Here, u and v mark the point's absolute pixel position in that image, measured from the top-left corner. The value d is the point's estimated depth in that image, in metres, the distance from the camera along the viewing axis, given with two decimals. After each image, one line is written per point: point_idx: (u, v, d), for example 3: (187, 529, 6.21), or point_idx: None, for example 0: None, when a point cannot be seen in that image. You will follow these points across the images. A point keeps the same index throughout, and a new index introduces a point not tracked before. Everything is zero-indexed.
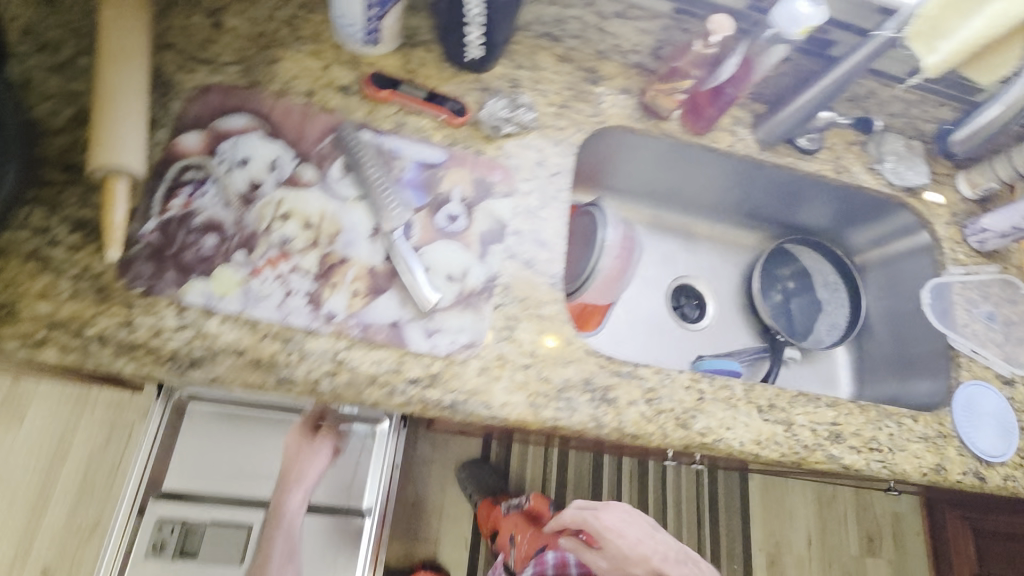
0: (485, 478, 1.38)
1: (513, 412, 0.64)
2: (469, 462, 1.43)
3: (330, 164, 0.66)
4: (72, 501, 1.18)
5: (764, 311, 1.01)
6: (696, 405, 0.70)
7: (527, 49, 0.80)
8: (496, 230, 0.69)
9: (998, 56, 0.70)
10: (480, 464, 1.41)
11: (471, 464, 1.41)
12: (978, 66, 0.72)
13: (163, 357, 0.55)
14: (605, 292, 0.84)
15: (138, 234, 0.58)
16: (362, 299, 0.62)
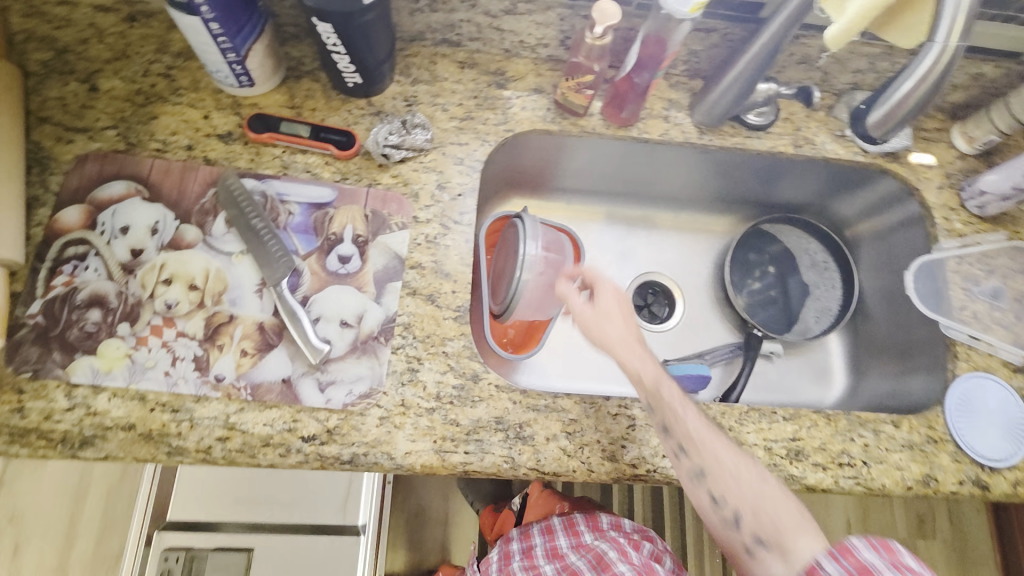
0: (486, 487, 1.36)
1: (418, 460, 0.60)
2: None
3: (212, 219, 0.64)
4: (97, 535, 1.19)
5: (738, 303, 0.90)
6: (627, 433, 0.64)
7: (426, 58, 0.73)
8: (394, 266, 0.66)
9: (915, 14, 0.54)
10: None
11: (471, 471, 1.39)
12: (895, 28, 0.56)
13: (55, 440, 0.56)
14: (545, 308, 0.78)
15: (23, 317, 0.58)
16: (251, 358, 0.61)
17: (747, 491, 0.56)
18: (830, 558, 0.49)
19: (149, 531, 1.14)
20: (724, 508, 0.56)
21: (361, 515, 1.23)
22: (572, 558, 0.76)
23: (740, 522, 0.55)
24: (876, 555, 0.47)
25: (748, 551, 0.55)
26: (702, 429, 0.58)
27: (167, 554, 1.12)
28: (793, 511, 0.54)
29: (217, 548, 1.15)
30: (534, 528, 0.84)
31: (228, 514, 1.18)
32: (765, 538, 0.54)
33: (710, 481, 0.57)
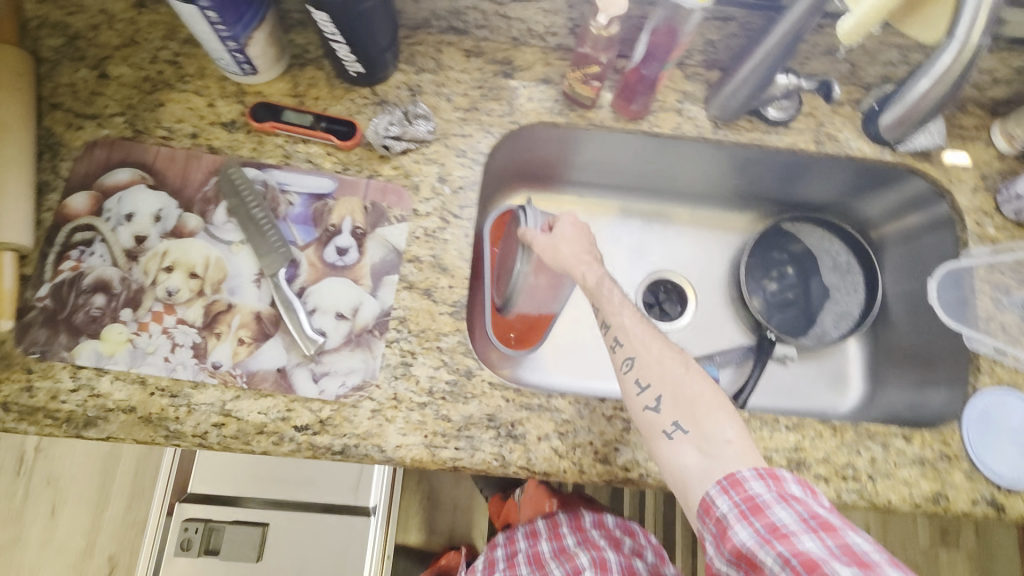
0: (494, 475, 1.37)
1: (408, 454, 0.60)
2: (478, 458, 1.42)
3: (214, 208, 0.65)
4: (126, 503, 1.24)
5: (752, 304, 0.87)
6: (620, 436, 0.63)
7: (432, 47, 0.72)
8: (391, 259, 0.65)
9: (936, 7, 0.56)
10: None
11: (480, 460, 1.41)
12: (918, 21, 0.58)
13: (61, 419, 0.58)
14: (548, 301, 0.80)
15: (32, 299, 0.60)
16: (248, 347, 0.62)
17: (673, 377, 0.54)
18: (720, 491, 0.48)
19: (172, 502, 1.18)
20: (647, 394, 0.54)
21: (372, 497, 1.26)
22: (552, 566, 0.75)
23: (659, 406, 0.53)
24: (764, 485, 0.47)
25: (665, 436, 0.52)
26: (640, 321, 0.59)
27: (187, 524, 1.17)
28: (711, 396, 0.52)
29: (234, 522, 1.19)
30: (519, 533, 0.85)
31: (243, 490, 1.21)
32: (682, 421, 0.52)
33: (637, 368, 0.56)
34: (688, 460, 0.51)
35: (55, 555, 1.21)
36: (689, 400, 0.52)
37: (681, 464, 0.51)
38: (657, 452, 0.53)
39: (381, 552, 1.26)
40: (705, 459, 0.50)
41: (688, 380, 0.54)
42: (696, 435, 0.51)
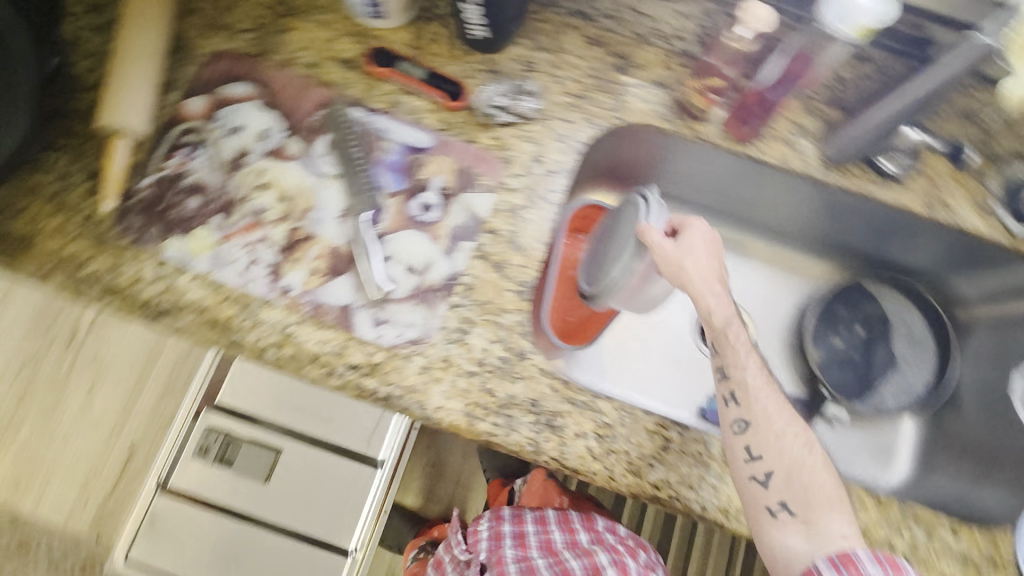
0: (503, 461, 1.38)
1: (447, 417, 0.61)
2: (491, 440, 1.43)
3: (317, 139, 0.67)
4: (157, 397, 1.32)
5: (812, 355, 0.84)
6: (657, 453, 0.61)
7: (556, 27, 0.71)
8: (470, 226, 0.65)
9: None
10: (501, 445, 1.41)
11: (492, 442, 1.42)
12: None
13: (137, 304, 0.61)
14: (639, 306, 0.79)
15: (136, 188, 0.64)
16: (320, 278, 0.63)
17: (790, 457, 0.59)
18: (830, 564, 0.54)
19: (201, 407, 1.24)
20: (758, 466, 0.59)
21: (382, 452, 1.26)
22: (567, 558, 0.75)
23: (771, 484, 0.58)
24: (880, 570, 0.53)
25: (771, 514, 0.57)
26: (760, 384, 0.62)
27: (209, 432, 1.23)
28: (826, 489, 0.58)
29: (250, 442, 1.25)
30: (526, 515, 0.82)
31: (266, 412, 1.25)
32: (793, 505, 0.57)
33: (752, 436, 0.60)
34: (791, 541, 0.57)
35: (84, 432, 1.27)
36: (800, 483, 0.58)
37: (785, 546, 0.57)
38: (760, 527, 0.58)
39: (379, 507, 1.25)
40: (809, 543, 0.56)
41: (804, 464, 0.59)
42: (802, 519, 0.57)
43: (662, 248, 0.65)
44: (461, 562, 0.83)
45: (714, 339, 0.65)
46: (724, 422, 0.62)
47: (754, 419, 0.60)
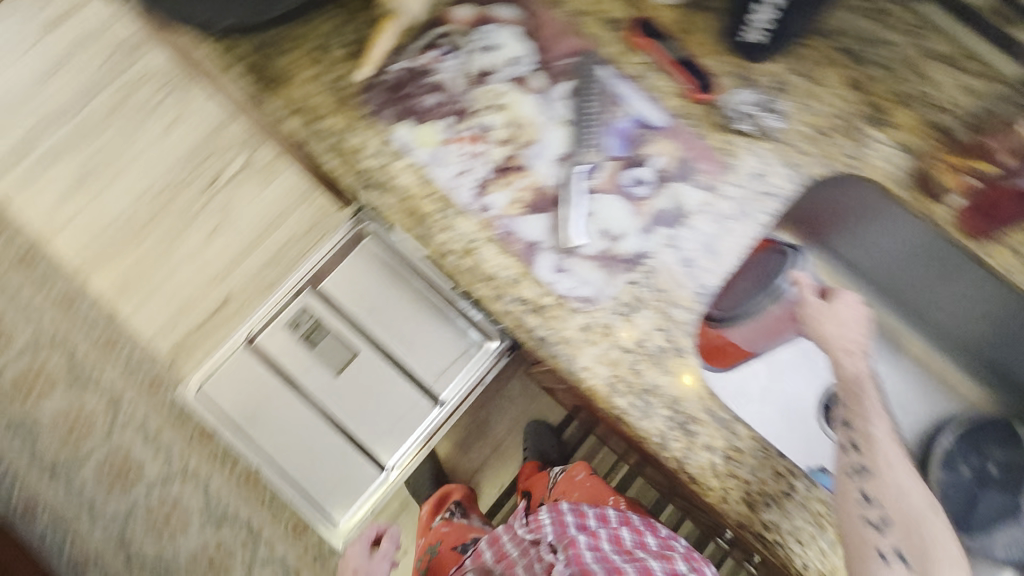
0: (546, 446, 1.38)
1: (590, 380, 0.62)
2: (541, 422, 1.44)
3: (559, 82, 0.67)
4: (264, 262, 1.47)
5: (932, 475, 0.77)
6: (777, 495, 0.60)
7: (820, 55, 0.68)
8: (674, 214, 0.65)
9: None
10: (549, 431, 1.41)
11: (541, 425, 1.43)
12: None
13: (354, 169, 0.65)
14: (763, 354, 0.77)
15: (387, 68, 0.67)
16: (520, 208, 0.64)
17: (905, 509, 0.58)
18: None
19: (303, 287, 1.30)
20: (874, 509, 0.58)
21: (446, 391, 1.27)
22: (639, 554, 0.79)
23: (886, 530, 0.57)
24: None
25: (881, 559, 0.56)
26: (885, 439, 0.62)
27: (304, 310, 1.29)
28: (942, 551, 0.57)
29: (335, 334, 1.29)
30: (588, 511, 0.87)
31: (357, 315, 1.30)
32: (908, 556, 0.56)
33: (869, 480, 0.59)
34: None
35: (198, 267, 1.47)
36: (915, 537, 0.57)
37: None
38: (864, 567, 0.56)
39: (425, 441, 1.28)
40: None
41: (919, 518, 0.58)
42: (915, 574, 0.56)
43: (811, 305, 0.76)
44: (527, 543, 0.84)
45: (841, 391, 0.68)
46: (841, 464, 0.61)
47: (871, 464, 0.60)
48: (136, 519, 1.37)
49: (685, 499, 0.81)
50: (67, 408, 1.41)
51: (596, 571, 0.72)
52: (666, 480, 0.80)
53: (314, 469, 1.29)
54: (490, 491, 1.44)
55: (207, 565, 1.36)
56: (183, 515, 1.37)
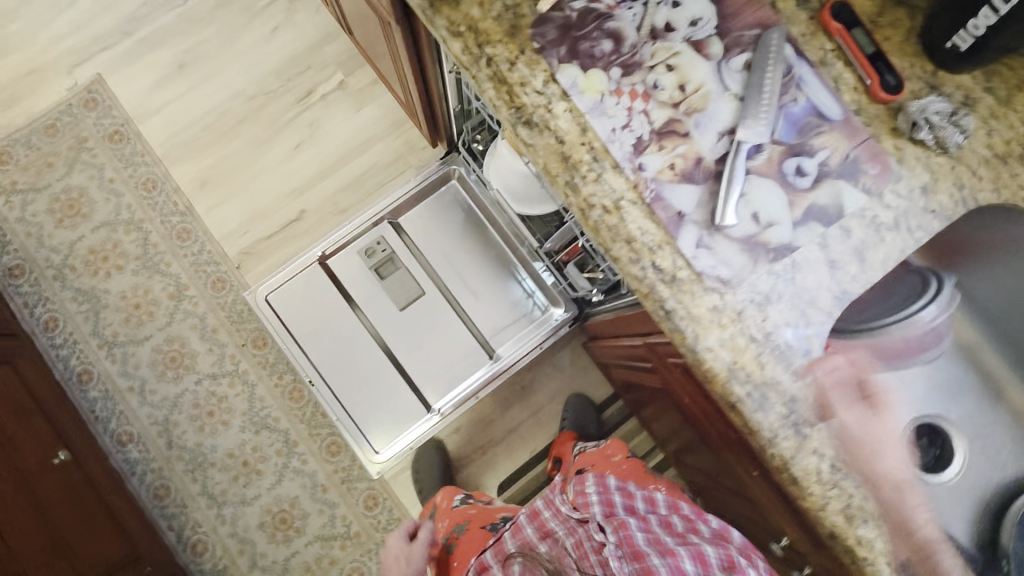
0: (586, 421, 1.39)
1: (710, 362, 0.60)
2: (584, 396, 1.45)
3: (737, 53, 0.64)
4: (343, 186, 1.47)
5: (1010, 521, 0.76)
6: (876, 514, 0.59)
7: (1019, 79, 0.64)
8: (830, 212, 0.62)
9: None
10: (591, 407, 1.43)
11: (584, 399, 1.44)
12: None
13: (514, 104, 0.63)
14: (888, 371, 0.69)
15: (566, 5, 0.64)
16: (673, 175, 0.62)
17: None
18: None
19: (381, 217, 1.31)
20: None
21: (503, 348, 1.29)
22: (692, 538, 0.75)
23: None
24: None
25: None
26: None
27: (379, 240, 1.31)
28: None
29: (406, 270, 1.30)
30: (636, 493, 0.81)
31: (430, 256, 1.31)
32: None
33: None
34: None
35: (279, 177, 1.48)
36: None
37: None
38: None
39: (473, 393, 1.28)
40: None
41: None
42: None
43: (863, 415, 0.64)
44: (573, 521, 0.77)
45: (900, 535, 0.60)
46: None
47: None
48: (181, 408, 1.41)
49: (756, 492, 0.83)
50: (131, 289, 1.44)
51: (650, 554, 0.69)
52: (745, 472, 0.81)
53: (357, 396, 1.28)
54: (520, 454, 1.45)
55: (240, 465, 1.40)
56: (225, 414, 1.41)
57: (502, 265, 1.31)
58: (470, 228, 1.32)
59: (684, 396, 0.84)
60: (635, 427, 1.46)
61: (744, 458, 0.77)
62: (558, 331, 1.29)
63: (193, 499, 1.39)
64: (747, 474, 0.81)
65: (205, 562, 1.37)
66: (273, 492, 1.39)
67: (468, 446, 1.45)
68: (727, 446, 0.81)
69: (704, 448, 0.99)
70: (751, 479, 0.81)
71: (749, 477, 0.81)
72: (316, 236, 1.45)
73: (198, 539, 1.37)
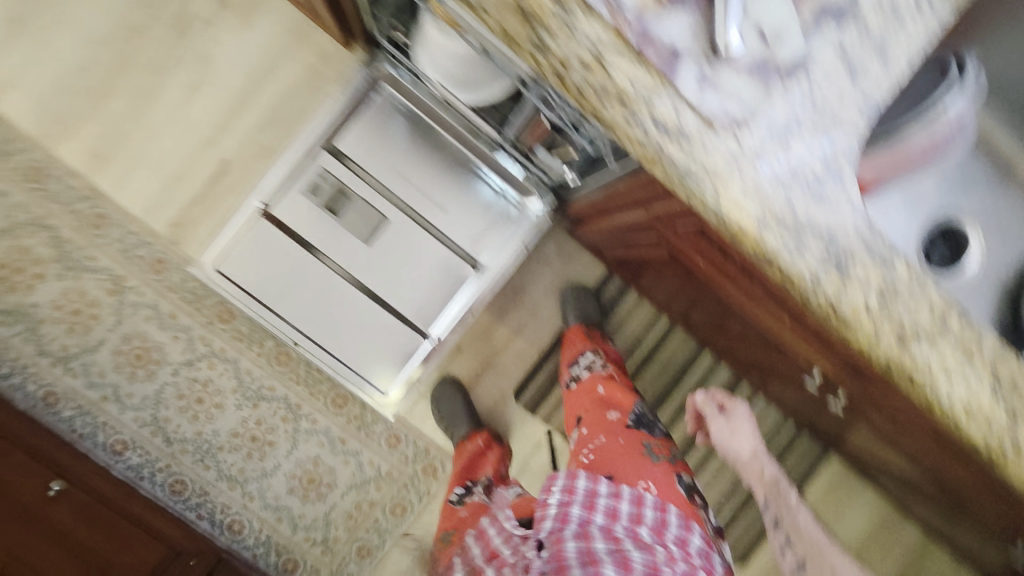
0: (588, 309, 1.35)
1: (738, 217, 0.53)
2: (578, 285, 1.41)
3: None
4: (261, 121, 1.29)
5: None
6: (929, 332, 0.57)
7: None
8: (841, 10, 0.55)
9: None
10: (590, 295, 1.39)
11: (580, 289, 1.40)
12: None
13: None
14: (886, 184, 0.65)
15: None
16: (658, 5, 0.52)
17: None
18: None
19: (318, 145, 1.15)
20: None
21: (486, 256, 1.21)
22: (629, 542, 0.82)
23: None
24: None
25: None
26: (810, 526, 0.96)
27: (323, 173, 1.14)
28: None
29: (362, 199, 1.16)
30: (599, 492, 0.87)
31: (383, 177, 1.16)
32: None
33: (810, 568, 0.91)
34: None
35: (184, 129, 1.28)
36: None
37: None
38: None
39: (467, 310, 1.23)
40: None
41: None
42: None
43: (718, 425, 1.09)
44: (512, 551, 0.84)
45: (774, 498, 0.99)
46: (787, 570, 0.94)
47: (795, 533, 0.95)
48: (166, 403, 1.32)
49: (785, 335, 0.80)
50: (63, 296, 1.28)
51: (572, 567, 0.79)
52: (772, 318, 0.78)
53: (348, 343, 1.21)
54: (528, 356, 1.43)
55: (249, 441, 1.34)
56: (216, 397, 1.33)
57: (464, 169, 1.20)
58: (420, 136, 1.18)
59: (698, 258, 0.79)
60: (635, 302, 1.44)
61: (774, 307, 0.73)
62: (538, 225, 1.24)
63: (213, 485, 1.34)
64: (775, 321, 0.78)
65: (248, 539, 1.36)
66: (292, 457, 1.36)
67: (475, 360, 1.42)
68: (751, 300, 0.77)
69: (718, 307, 0.96)
70: (780, 325, 0.78)
71: (777, 323, 0.78)
72: (249, 185, 1.29)
73: (234, 519, 1.35)
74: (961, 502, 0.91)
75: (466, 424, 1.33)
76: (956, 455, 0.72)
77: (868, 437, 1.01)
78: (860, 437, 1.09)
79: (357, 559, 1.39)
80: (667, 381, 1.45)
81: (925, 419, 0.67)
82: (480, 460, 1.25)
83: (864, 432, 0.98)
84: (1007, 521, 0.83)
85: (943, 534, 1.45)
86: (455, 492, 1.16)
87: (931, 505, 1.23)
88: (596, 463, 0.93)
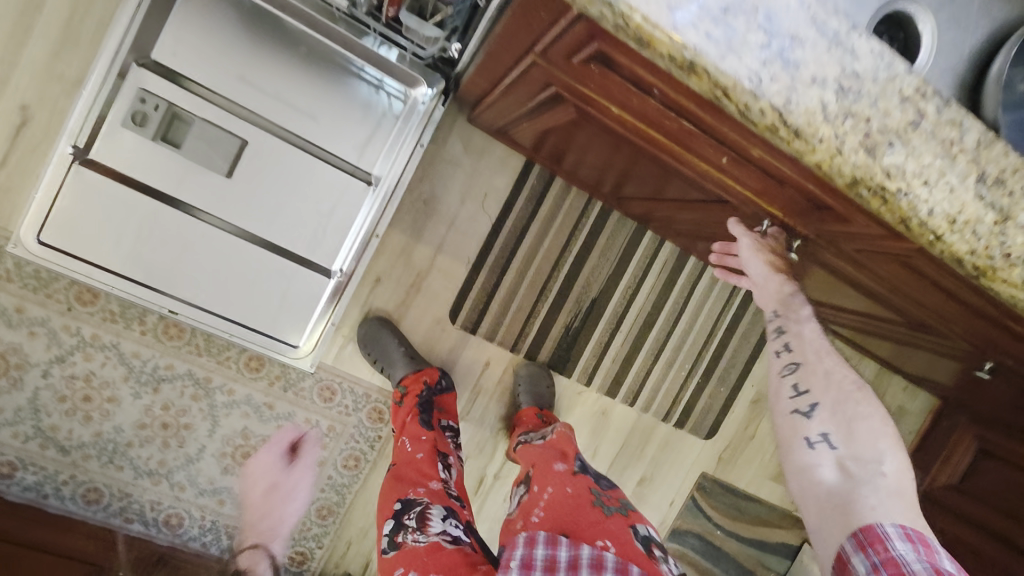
0: (542, 390, 1.33)
1: (644, 8, 0.38)
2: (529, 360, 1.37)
3: None
4: (54, 45, 1.00)
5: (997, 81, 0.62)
6: (902, 130, 0.44)
7: None
8: None
9: None
10: (540, 368, 1.36)
11: (531, 363, 1.36)
12: None
13: None
14: None
15: None
16: None
17: (834, 392, 0.65)
18: (859, 548, 0.54)
19: (125, 61, 0.88)
20: (802, 400, 0.66)
21: (378, 166, 1.03)
22: None
23: (813, 415, 0.64)
24: None
25: (808, 444, 0.63)
26: (811, 336, 0.72)
27: (144, 97, 0.89)
28: (876, 425, 0.62)
29: (205, 120, 0.93)
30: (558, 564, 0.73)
31: (226, 89, 0.93)
32: (834, 438, 0.62)
33: (798, 372, 0.69)
34: (827, 473, 0.61)
35: None
36: (844, 419, 0.63)
37: (811, 468, 0.62)
38: (795, 449, 0.64)
39: (370, 232, 1.05)
40: (845, 479, 0.59)
41: (850, 399, 0.64)
42: (844, 452, 0.61)
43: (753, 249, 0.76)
44: None
45: (779, 302, 0.73)
46: (776, 368, 0.71)
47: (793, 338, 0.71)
48: (47, 410, 1.12)
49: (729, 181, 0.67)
50: None
51: None
52: (709, 162, 0.64)
53: (238, 301, 1.02)
54: (458, 272, 1.29)
55: (161, 430, 1.17)
56: (105, 390, 1.13)
57: (330, 63, 0.97)
58: (260, 29, 0.93)
59: (608, 104, 0.63)
60: (562, 189, 1.30)
61: (712, 144, 0.59)
62: (431, 116, 1.04)
63: (134, 485, 1.18)
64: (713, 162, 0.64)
65: (191, 530, 1.23)
66: (217, 436, 1.20)
67: (399, 289, 1.27)
68: (682, 143, 0.62)
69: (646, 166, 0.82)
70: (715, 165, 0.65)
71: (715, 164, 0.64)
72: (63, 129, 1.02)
73: (170, 514, 1.21)
74: (925, 326, 0.86)
75: (403, 360, 1.20)
76: (929, 279, 0.65)
77: (822, 282, 0.95)
78: (814, 283, 1.03)
79: (319, 521, 1.29)
80: (611, 269, 1.35)
81: (895, 246, 0.58)
82: (409, 463, 1.02)
83: (819, 277, 0.91)
84: (977, 336, 0.79)
85: (896, 359, 1.48)
86: (386, 534, 0.90)
87: (887, 334, 1.22)
88: (549, 521, 0.83)
